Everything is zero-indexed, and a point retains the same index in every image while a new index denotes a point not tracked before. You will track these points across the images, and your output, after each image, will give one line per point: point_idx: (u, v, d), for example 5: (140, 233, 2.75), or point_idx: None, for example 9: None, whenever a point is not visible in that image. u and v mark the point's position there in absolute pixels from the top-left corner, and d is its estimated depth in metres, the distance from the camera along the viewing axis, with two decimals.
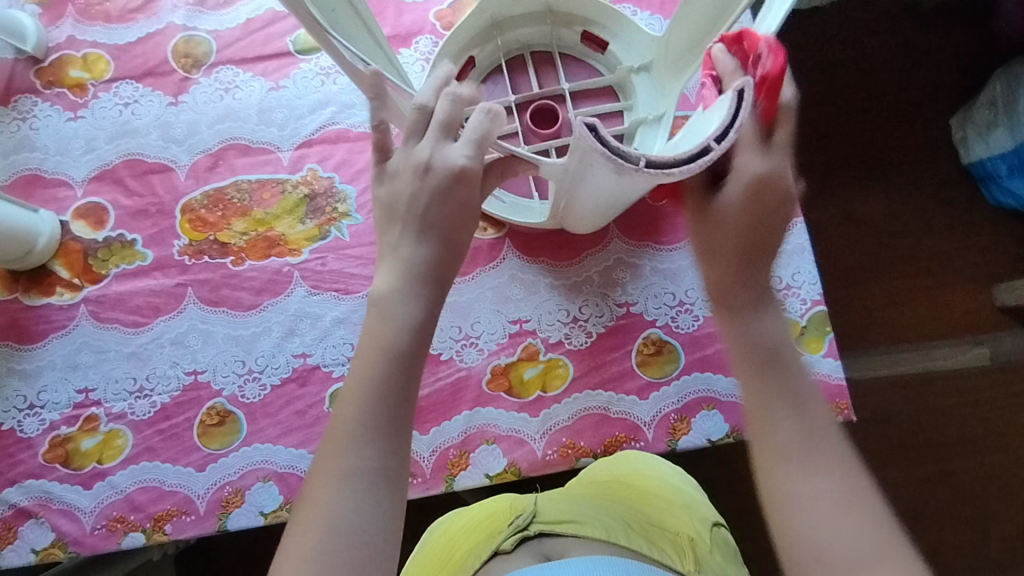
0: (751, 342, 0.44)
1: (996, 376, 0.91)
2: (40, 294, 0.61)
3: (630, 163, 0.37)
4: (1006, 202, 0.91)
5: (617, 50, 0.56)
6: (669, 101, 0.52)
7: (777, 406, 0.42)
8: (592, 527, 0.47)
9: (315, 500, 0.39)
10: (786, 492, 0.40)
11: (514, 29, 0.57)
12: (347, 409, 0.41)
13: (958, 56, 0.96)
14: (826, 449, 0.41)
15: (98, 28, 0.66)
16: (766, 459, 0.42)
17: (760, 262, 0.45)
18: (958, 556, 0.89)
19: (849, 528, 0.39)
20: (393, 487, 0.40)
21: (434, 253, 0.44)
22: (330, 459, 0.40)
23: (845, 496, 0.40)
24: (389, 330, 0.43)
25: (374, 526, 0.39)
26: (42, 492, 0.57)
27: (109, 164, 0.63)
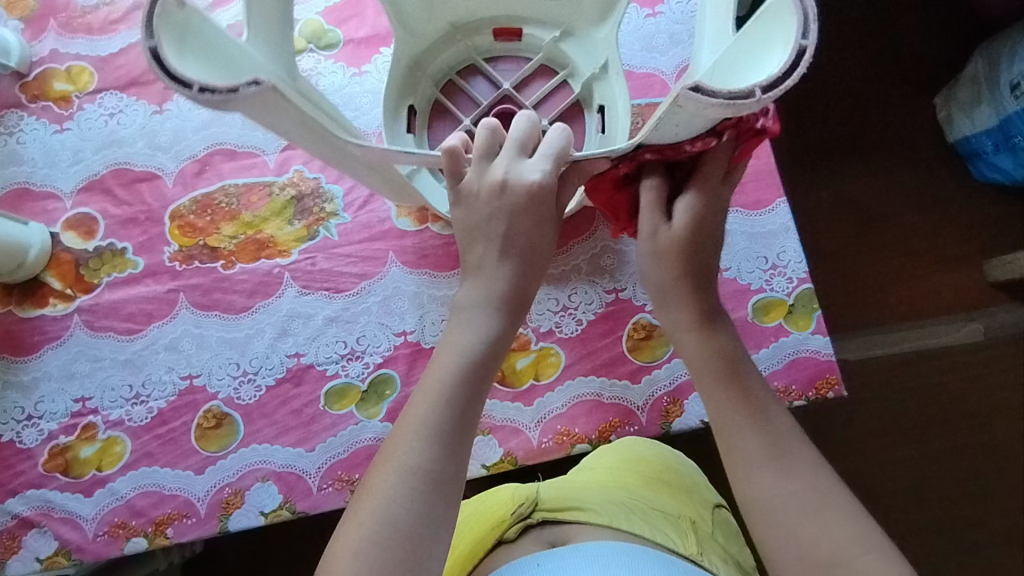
0: (713, 364, 0.45)
1: (990, 351, 0.92)
2: (34, 306, 0.61)
3: (752, 105, 0.33)
4: (993, 177, 0.92)
5: (530, 26, 0.59)
6: (605, 47, 0.55)
7: (740, 412, 0.44)
8: (594, 512, 0.48)
9: (376, 489, 0.40)
10: (764, 499, 0.41)
11: (432, 58, 0.59)
12: (418, 410, 0.42)
13: (939, 34, 0.97)
14: (794, 453, 0.43)
15: (80, 40, 0.66)
16: (737, 467, 0.43)
17: (710, 290, 0.46)
18: (959, 531, 0.89)
19: (831, 523, 0.40)
20: (450, 489, 0.41)
21: (518, 270, 0.44)
22: (395, 453, 0.41)
23: (815, 489, 0.41)
24: (470, 343, 0.43)
25: (429, 523, 0.39)
26: (43, 501, 0.57)
27: (96, 174, 0.64)
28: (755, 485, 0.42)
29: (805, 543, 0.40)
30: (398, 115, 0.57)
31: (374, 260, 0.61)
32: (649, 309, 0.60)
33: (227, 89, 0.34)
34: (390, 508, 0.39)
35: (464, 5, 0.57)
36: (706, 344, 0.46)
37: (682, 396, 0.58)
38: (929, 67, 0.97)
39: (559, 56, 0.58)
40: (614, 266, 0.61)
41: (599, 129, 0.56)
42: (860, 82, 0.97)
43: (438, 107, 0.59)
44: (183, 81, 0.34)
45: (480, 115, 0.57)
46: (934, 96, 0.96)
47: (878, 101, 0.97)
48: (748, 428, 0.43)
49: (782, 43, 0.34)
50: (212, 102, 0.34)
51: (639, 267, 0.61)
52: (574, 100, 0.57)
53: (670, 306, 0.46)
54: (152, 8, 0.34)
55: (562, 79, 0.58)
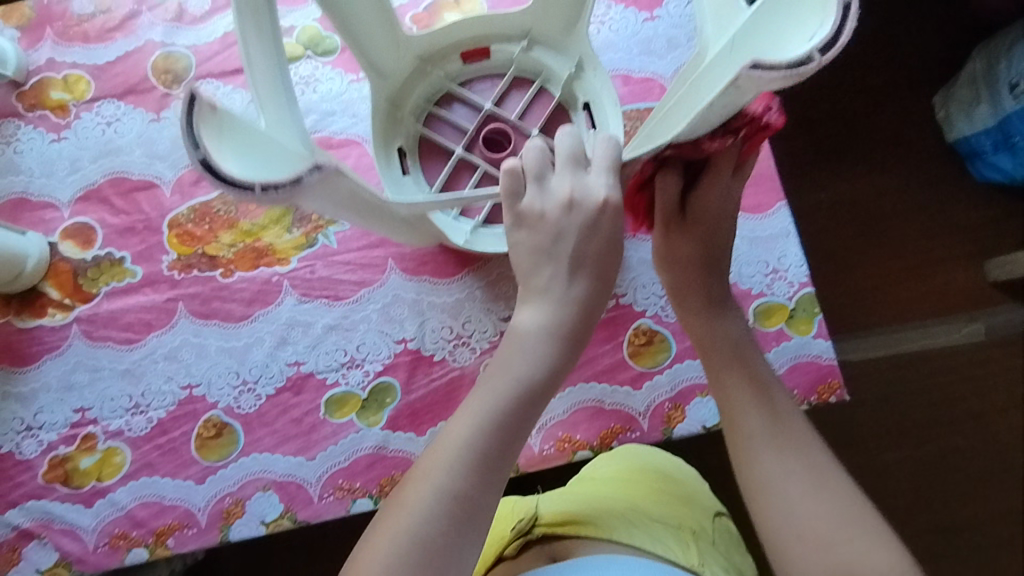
0: (721, 350, 0.49)
1: (992, 351, 0.91)
2: (33, 316, 0.61)
3: (814, 70, 0.31)
4: (993, 177, 0.91)
5: (497, 42, 0.59)
6: (577, 46, 0.57)
7: (746, 393, 0.46)
8: (593, 526, 0.48)
9: (409, 505, 0.39)
10: (762, 477, 0.44)
11: (407, 94, 0.58)
12: (461, 429, 0.41)
13: (938, 34, 0.97)
14: (794, 438, 0.45)
15: (77, 49, 0.66)
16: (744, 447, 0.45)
17: (713, 278, 0.51)
18: (961, 532, 0.89)
19: (823, 504, 0.41)
20: (483, 514, 0.40)
21: (580, 297, 0.44)
22: (430, 472, 0.40)
23: (808, 468, 0.43)
24: (519, 367, 0.43)
25: (460, 546, 0.39)
26: (43, 512, 0.57)
27: (94, 183, 0.64)
28: (752, 462, 0.45)
29: (808, 526, 0.41)
30: (391, 159, 0.57)
31: (373, 268, 0.61)
32: (649, 315, 0.60)
33: (288, 182, 0.34)
34: (424, 527, 0.38)
35: (428, 37, 0.57)
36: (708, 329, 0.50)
37: (683, 402, 0.58)
38: (929, 67, 0.96)
39: (531, 64, 0.59)
40: (615, 272, 0.61)
41: (590, 125, 0.57)
42: (860, 82, 0.97)
43: (426, 141, 0.59)
44: (243, 185, 0.34)
45: (471, 140, 0.58)
46: (934, 96, 0.96)
47: (877, 101, 0.96)
48: (755, 411, 0.46)
49: (823, 1, 0.31)
50: (276, 198, 0.34)
51: (639, 272, 0.60)
52: (558, 103, 0.59)
53: (682, 302, 0.52)
54: (191, 121, 0.34)
55: (541, 84, 0.59)
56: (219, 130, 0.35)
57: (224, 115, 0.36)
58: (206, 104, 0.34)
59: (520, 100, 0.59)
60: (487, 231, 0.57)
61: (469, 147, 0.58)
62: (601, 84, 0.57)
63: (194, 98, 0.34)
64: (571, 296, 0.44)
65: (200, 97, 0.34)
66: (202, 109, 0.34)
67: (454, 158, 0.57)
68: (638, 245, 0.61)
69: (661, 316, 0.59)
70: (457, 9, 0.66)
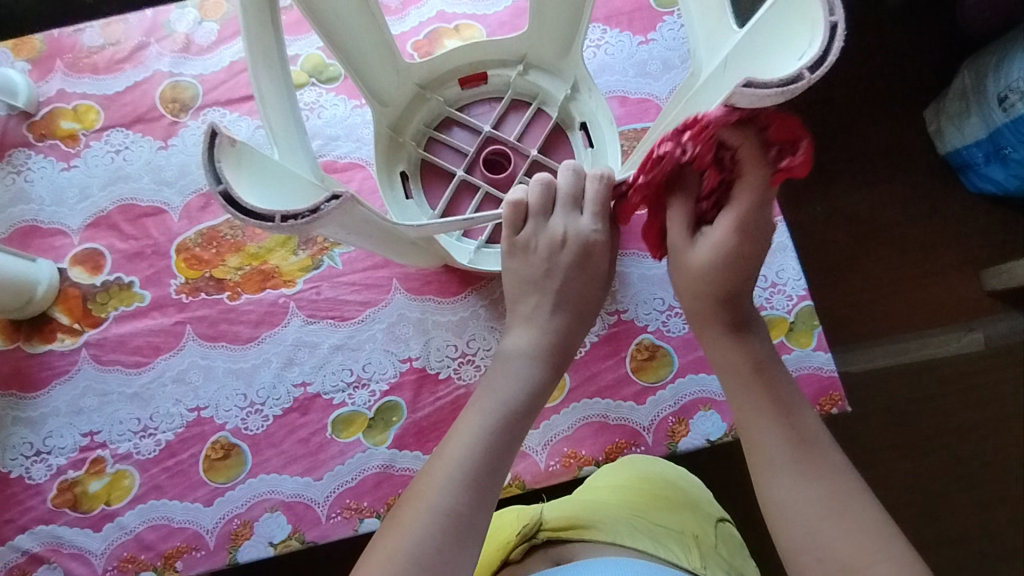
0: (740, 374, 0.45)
1: (993, 360, 0.92)
2: (42, 342, 0.62)
3: (804, 87, 0.32)
4: (986, 188, 0.93)
5: (493, 67, 0.60)
6: (570, 68, 0.59)
7: (767, 416, 0.43)
8: (600, 530, 0.47)
9: (407, 526, 0.39)
10: (781, 503, 0.41)
11: (406, 121, 0.60)
12: (453, 451, 0.42)
13: (927, 49, 0.99)
14: (816, 457, 0.42)
15: (86, 80, 0.68)
16: (758, 465, 0.43)
17: (741, 302, 0.45)
18: (967, 542, 0.89)
19: (847, 525, 0.40)
20: (477, 527, 0.40)
21: (564, 324, 0.47)
22: (425, 492, 0.41)
23: (832, 492, 0.41)
24: (504, 393, 0.44)
25: (453, 561, 0.39)
26: (52, 537, 0.57)
27: (103, 211, 0.65)
28: (776, 489, 0.42)
29: (828, 548, 0.39)
30: (394, 184, 0.59)
31: (378, 288, 0.62)
32: (651, 330, 0.60)
33: (308, 210, 0.35)
34: (417, 545, 0.38)
35: (426, 65, 0.59)
36: (733, 352, 0.45)
37: (687, 415, 0.58)
38: (918, 82, 0.99)
39: (527, 87, 0.61)
40: (616, 287, 0.61)
41: (587, 143, 0.59)
42: (851, 99, 0.99)
43: (428, 166, 0.60)
44: (264, 215, 0.34)
45: (471, 162, 0.59)
46: (923, 110, 0.98)
47: (869, 116, 0.98)
48: (771, 428, 0.43)
49: (810, 20, 0.32)
50: (298, 227, 0.35)
51: (640, 288, 0.61)
52: (555, 123, 0.60)
53: (703, 328, 0.47)
54: (212, 155, 0.35)
55: (537, 106, 0.61)
56: (239, 165, 0.36)
57: (243, 149, 0.37)
58: (226, 138, 0.35)
59: (518, 122, 0.61)
60: (490, 250, 0.58)
61: (469, 169, 0.59)
62: (597, 104, 0.58)
63: (215, 133, 0.35)
64: (550, 326, 0.47)
65: (221, 130, 0.35)
66: (223, 144, 0.35)
67: (455, 181, 0.58)
68: (638, 260, 0.62)
69: (662, 331, 0.60)
70: (457, 35, 0.68)
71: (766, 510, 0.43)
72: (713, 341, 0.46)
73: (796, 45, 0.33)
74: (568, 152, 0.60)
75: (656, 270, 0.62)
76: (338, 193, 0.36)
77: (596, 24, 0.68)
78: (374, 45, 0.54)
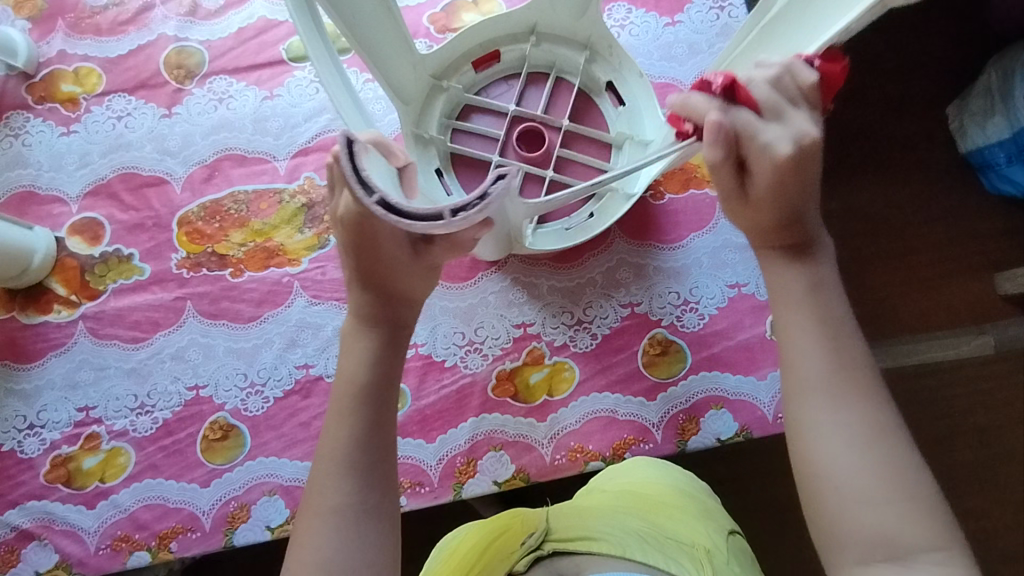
0: (821, 304, 0.39)
1: (1001, 366, 0.90)
2: (38, 312, 0.60)
3: None
4: (1005, 189, 0.91)
5: (506, 43, 0.58)
6: (586, 28, 0.56)
7: (811, 337, 0.38)
8: (605, 542, 0.44)
9: (322, 483, 0.40)
10: (826, 457, 0.36)
11: (428, 116, 0.57)
12: (350, 367, 0.43)
13: (954, 43, 0.96)
14: (852, 380, 0.37)
15: (88, 41, 0.65)
16: (790, 387, 0.39)
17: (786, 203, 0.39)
18: (969, 547, 0.88)
19: (890, 473, 0.35)
20: (384, 519, 0.40)
21: (374, 300, 0.43)
22: (315, 497, 0.40)
23: (896, 470, 0.35)
24: (366, 367, 0.43)
25: (372, 560, 0.39)
26: (44, 513, 0.56)
27: (103, 178, 0.63)
28: (857, 519, 0.35)
29: (863, 522, 0.35)
30: (432, 180, 0.55)
31: None
32: (665, 324, 0.59)
33: (475, 199, 0.36)
34: (328, 553, 0.38)
35: (439, 54, 0.56)
36: (790, 265, 0.40)
37: (698, 414, 0.57)
38: (942, 77, 0.95)
39: (543, 57, 0.58)
40: (630, 280, 0.60)
41: (616, 104, 0.58)
42: (875, 93, 0.96)
43: (458, 157, 0.57)
44: (437, 214, 0.35)
45: (503, 145, 0.57)
46: (947, 106, 0.95)
47: (891, 111, 0.95)
48: (816, 353, 0.38)
49: None
50: (468, 217, 0.36)
51: (655, 281, 0.60)
52: (579, 89, 0.59)
53: (798, 313, 0.39)
54: (355, 166, 0.35)
55: (556, 76, 0.59)
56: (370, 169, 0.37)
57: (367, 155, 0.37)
58: (360, 142, 0.35)
59: (540, 96, 0.59)
60: (544, 231, 0.57)
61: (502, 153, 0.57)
62: (620, 60, 0.56)
63: (350, 142, 0.34)
64: (366, 299, 0.44)
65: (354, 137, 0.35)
66: (358, 150, 0.35)
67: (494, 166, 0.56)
68: (654, 254, 0.60)
69: (677, 326, 0.58)
70: (475, 10, 0.66)
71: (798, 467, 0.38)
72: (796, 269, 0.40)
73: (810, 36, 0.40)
74: (600, 118, 0.58)
75: (673, 263, 0.60)
76: (504, 172, 0.36)
77: (620, 3, 0.66)
78: (394, 46, 0.50)
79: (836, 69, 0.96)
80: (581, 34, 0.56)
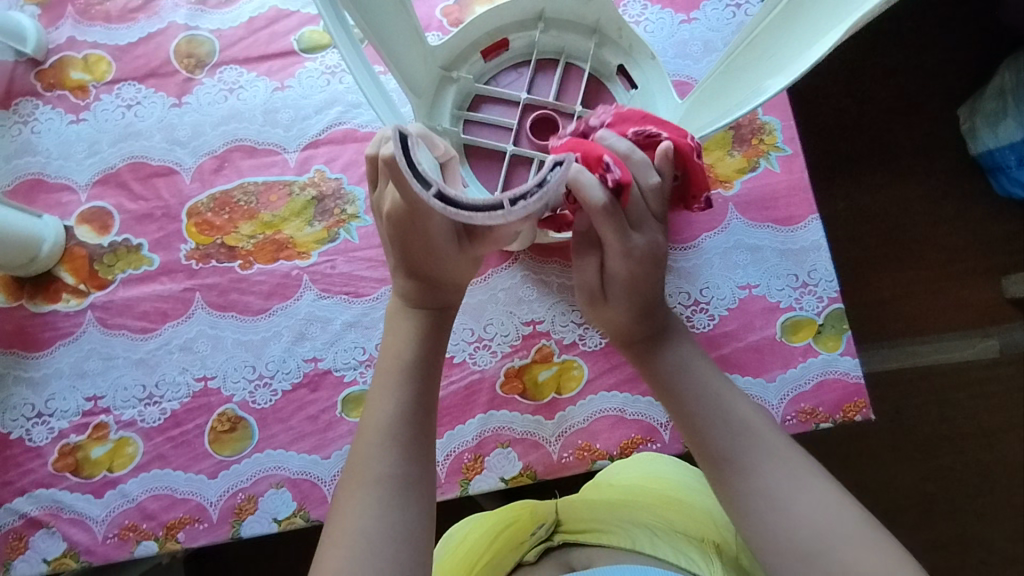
0: (708, 391, 0.43)
1: (1007, 370, 0.90)
2: (46, 301, 0.60)
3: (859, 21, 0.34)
4: (1016, 193, 0.89)
5: (513, 31, 0.57)
6: (594, 13, 0.55)
7: (705, 388, 0.43)
8: (616, 534, 0.45)
9: (365, 456, 0.40)
10: (784, 529, 0.38)
11: (439, 108, 0.56)
12: (395, 345, 0.44)
13: (969, 43, 0.95)
14: (757, 431, 0.42)
15: (98, 28, 0.65)
16: (708, 466, 0.42)
17: (660, 309, 0.46)
18: (971, 549, 0.87)
19: (816, 503, 0.39)
20: (422, 495, 0.39)
21: (423, 287, 0.44)
22: (359, 468, 0.40)
23: (828, 522, 0.38)
24: (413, 344, 0.43)
25: (409, 537, 0.38)
26: (52, 501, 0.56)
27: (112, 167, 0.62)
28: (787, 526, 0.38)
29: (795, 530, 0.38)
30: None
31: None
32: None
33: (535, 187, 0.36)
34: (374, 523, 0.37)
35: (449, 44, 0.55)
36: (651, 366, 0.45)
37: None
38: (955, 79, 0.95)
39: (551, 44, 0.58)
40: None
41: (628, 87, 0.57)
42: (888, 93, 0.95)
43: (472, 149, 0.57)
44: (495, 205, 0.35)
45: (516, 134, 0.56)
46: (958, 107, 0.94)
47: (902, 112, 0.95)
48: (739, 395, 0.44)
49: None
50: (529, 206, 0.36)
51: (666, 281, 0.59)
52: (589, 75, 0.58)
53: (658, 364, 0.45)
54: (409, 162, 0.35)
55: (565, 62, 0.58)
56: (421, 161, 0.37)
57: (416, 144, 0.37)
58: (411, 137, 0.35)
59: (550, 83, 0.58)
60: None
61: (517, 143, 0.56)
62: (630, 43, 0.56)
63: (400, 138, 0.35)
64: (410, 286, 0.44)
65: (407, 131, 0.35)
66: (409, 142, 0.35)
67: (508, 156, 0.55)
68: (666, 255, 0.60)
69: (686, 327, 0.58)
70: (488, 2, 0.65)
71: (731, 514, 0.41)
72: (637, 357, 0.46)
73: (811, 36, 0.39)
74: (610, 101, 0.58)
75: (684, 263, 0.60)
76: (561, 159, 0.37)
77: None
78: (408, 37, 0.49)
79: (847, 68, 0.95)
80: (589, 18, 0.56)
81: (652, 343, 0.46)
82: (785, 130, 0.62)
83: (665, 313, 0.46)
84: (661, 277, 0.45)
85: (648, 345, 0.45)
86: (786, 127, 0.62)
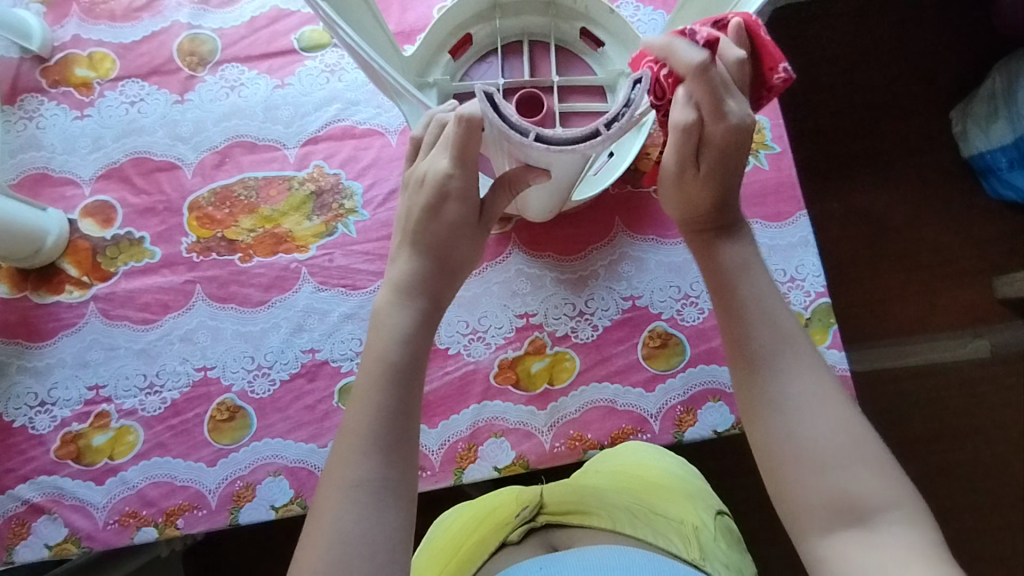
0: (756, 292, 0.47)
1: (996, 369, 0.91)
2: (50, 292, 0.61)
3: None
4: (1006, 194, 0.91)
5: (472, 24, 0.59)
6: None
7: (753, 297, 0.47)
8: (598, 517, 0.47)
9: (344, 455, 0.41)
10: (804, 437, 0.42)
11: None
12: (380, 341, 0.45)
13: (960, 46, 0.96)
14: (798, 352, 0.45)
15: (102, 26, 0.66)
16: (737, 359, 0.46)
17: (732, 210, 0.49)
18: (961, 546, 0.88)
19: (839, 428, 0.42)
20: (399, 499, 0.40)
21: (420, 271, 0.46)
22: (336, 469, 0.41)
23: (848, 442, 0.42)
24: (396, 343, 0.44)
25: (385, 537, 0.39)
26: (54, 488, 0.57)
27: (115, 162, 0.64)
28: (811, 437, 0.42)
29: (814, 443, 0.42)
30: None
31: None
32: (665, 318, 0.60)
33: (622, 107, 0.40)
34: (347, 526, 0.39)
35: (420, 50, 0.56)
36: (714, 254, 0.49)
37: (695, 406, 0.58)
38: (946, 82, 0.96)
39: (513, 28, 0.59)
40: (632, 273, 0.61)
41: (594, 47, 0.59)
42: (879, 96, 0.96)
43: None
44: (593, 128, 0.39)
45: None
46: (951, 111, 0.95)
47: (894, 114, 0.96)
48: (783, 310, 0.47)
49: None
50: (621, 126, 0.40)
51: (656, 275, 0.61)
52: (555, 47, 0.59)
53: (715, 260, 0.48)
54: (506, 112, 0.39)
55: (529, 42, 0.59)
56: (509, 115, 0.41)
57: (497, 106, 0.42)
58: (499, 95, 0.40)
59: (521, 65, 0.59)
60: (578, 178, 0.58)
61: None
62: (585, 6, 0.57)
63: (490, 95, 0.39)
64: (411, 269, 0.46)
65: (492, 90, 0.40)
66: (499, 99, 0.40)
67: None
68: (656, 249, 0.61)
69: (676, 319, 0.59)
70: None
71: (753, 412, 0.44)
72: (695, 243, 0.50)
73: None
74: (585, 68, 0.59)
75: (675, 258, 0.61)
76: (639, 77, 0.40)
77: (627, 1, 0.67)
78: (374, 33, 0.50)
79: (839, 71, 0.97)
80: None
81: (718, 236, 0.49)
82: (773, 129, 0.63)
83: (733, 213, 0.49)
84: (733, 170, 0.47)
85: (716, 234, 0.49)
86: (775, 126, 0.63)
